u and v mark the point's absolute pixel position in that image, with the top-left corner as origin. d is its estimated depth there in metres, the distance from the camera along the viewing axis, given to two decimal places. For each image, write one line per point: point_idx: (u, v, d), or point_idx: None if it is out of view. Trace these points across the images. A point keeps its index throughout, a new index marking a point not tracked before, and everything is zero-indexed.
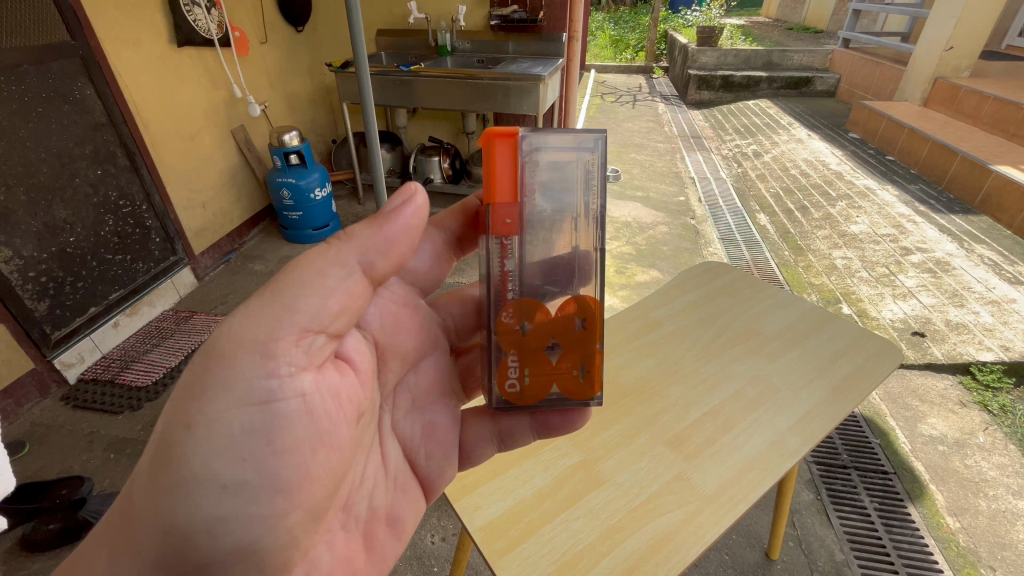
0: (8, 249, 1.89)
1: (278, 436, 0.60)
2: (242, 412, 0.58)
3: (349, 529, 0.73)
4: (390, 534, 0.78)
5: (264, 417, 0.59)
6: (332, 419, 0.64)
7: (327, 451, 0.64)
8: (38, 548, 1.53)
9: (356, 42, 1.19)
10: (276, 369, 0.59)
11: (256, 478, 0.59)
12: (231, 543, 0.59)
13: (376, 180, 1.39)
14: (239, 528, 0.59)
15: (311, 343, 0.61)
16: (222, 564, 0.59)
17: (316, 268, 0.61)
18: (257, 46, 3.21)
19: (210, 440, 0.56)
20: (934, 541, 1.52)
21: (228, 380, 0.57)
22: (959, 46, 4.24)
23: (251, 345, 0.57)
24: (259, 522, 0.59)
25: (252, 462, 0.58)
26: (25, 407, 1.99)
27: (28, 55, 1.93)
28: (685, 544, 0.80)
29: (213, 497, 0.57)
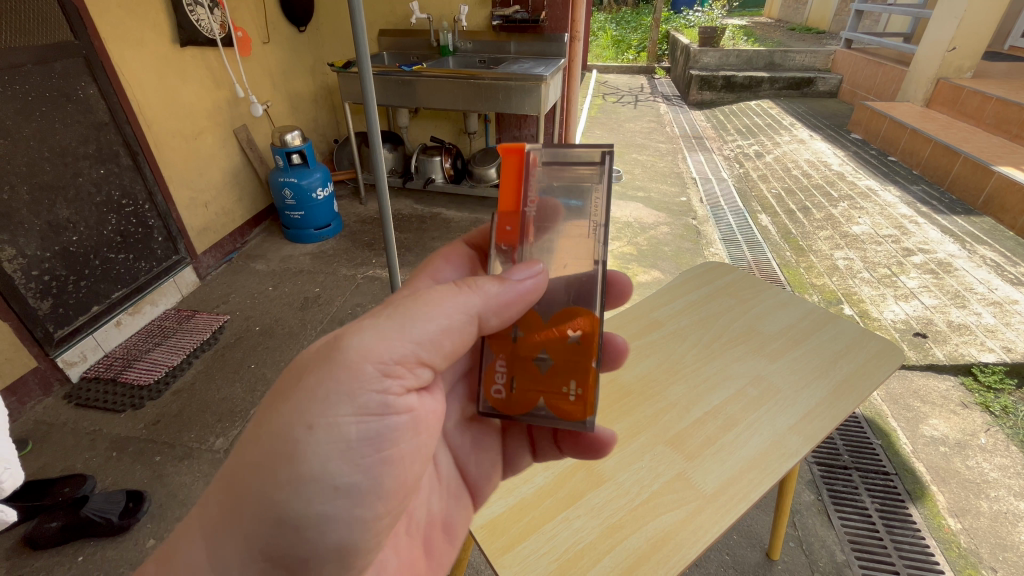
0: (11, 248, 1.90)
1: (386, 447, 0.61)
2: (360, 422, 0.58)
3: (411, 534, 0.75)
4: (446, 541, 0.80)
5: (378, 428, 0.59)
6: (429, 433, 0.66)
7: (418, 462, 0.66)
8: (39, 546, 1.54)
9: (358, 41, 1.19)
10: (396, 385, 0.59)
11: (361, 483, 0.60)
12: (332, 542, 0.60)
13: (377, 180, 1.39)
14: (340, 529, 0.60)
15: (417, 372, 0.61)
16: (321, 561, 0.60)
17: (435, 303, 0.60)
18: (259, 46, 3.22)
19: (331, 444, 0.56)
20: (936, 542, 1.51)
21: (354, 390, 0.57)
22: (962, 46, 4.23)
23: (379, 359, 0.57)
24: (356, 525, 0.61)
25: (361, 467, 0.59)
26: (29, 405, 2.00)
27: (32, 55, 1.94)
28: (684, 544, 0.80)
29: (324, 499, 0.57)
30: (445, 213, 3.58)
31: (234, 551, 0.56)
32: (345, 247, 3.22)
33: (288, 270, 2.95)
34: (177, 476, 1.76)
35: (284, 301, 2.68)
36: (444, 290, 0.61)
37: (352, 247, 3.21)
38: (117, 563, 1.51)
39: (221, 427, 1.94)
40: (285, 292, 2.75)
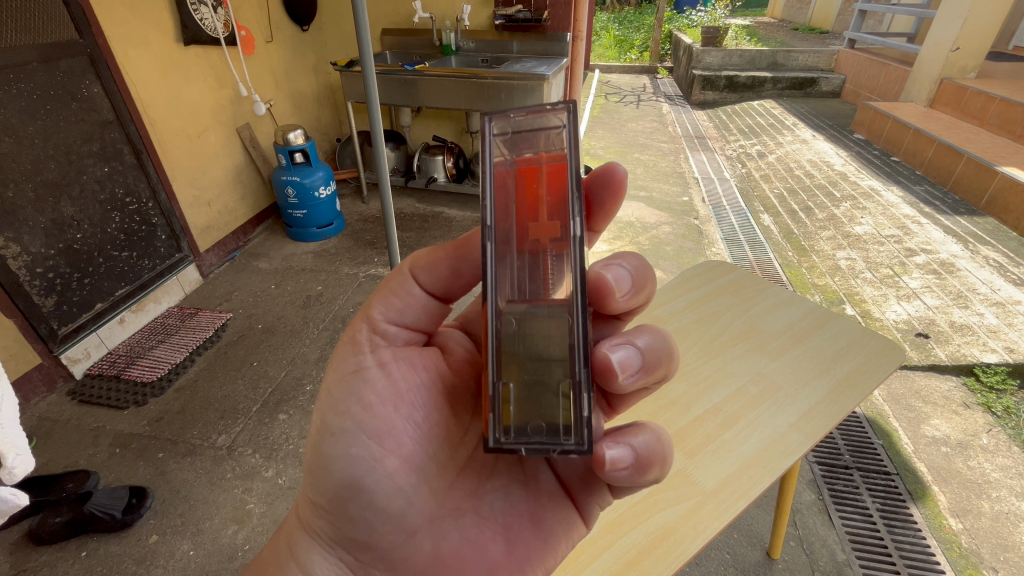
0: (16, 245, 1.91)
1: (365, 393, 0.64)
2: (341, 381, 0.65)
3: (484, 518, 0.63)
4: (537, 540, 0.64)
5: (357, 383, 0.65)
6: (414, 380, 0.65)
7: (408, 405, 0.64)
8: (43, 541, 1.55)
9: (361, 40, 1.19)
10: (363, 343, 0.66)
11: (353, 425, 0.63)
12: (366, 505, 0.62)
13: (379, 178, 1.38)
14: (350, 469, 0.63)
15: (387, 333, 0.67)
16: (369, 525, 0.62)
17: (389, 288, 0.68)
18: (262, 45, 3.23)
19: (324, 403, 0.65)
20: (936, 542, 1.51)
21: (334, 359, 0.67)
22: (966, 46, 4.22)
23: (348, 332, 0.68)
24: (362, 464, 0.63)
25: (350, 413, 0.64)
26: (33, 401, 2.02)
27: (36, 53, 1.95)
28: (685, 539, 0.81)
29: (330, 445, 0.63)
30: (447, 212, 3.58)
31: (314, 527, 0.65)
32: (347, 246, 3.22)
33: (291, 269, 2.96)
34: (180, 473, 1.77)
35: (287, 299, 2.68)
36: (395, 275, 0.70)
37: (354, 246, 3.22)
38: (121, 559, 1.52)
39: (224, 425, 1.94)
40: (287, 290, 2.75)
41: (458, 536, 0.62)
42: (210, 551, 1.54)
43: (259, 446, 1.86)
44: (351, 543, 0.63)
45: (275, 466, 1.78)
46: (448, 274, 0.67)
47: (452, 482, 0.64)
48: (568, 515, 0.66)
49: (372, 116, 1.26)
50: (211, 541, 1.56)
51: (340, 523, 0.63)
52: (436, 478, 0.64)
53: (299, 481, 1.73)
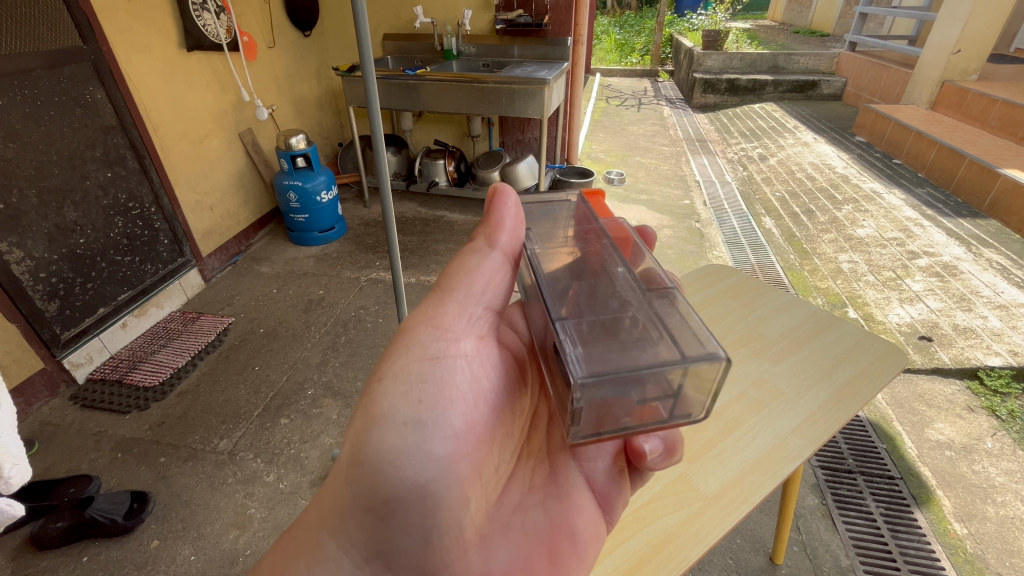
0: (20, 250, 1.91)
1: (447, 388, 0.62)
2: (420, 367, 0.63)
3: (529, 533, 0.66)
4: (577, 554, 0.68)
5: (436, 374, 0.63)
6: (492, 385, 0.67)
7: (486, 408, 0.65)
8: (44, 546, 1.55)
9: (363, 45, 1.18)
10: (445, 333, 0.65)
11: (429, 418, 0.60)
12: (427, 507, 0.58)
13: (382, 186, 1.37)
14: (418, 470, 0.58)
15: (470, 317, 0.68)
16: (422, 534, 0.58)
17: (468, 264, 0.69)
18: (264, 49, 3.25)
19: (395, 390, 0.61)
20: (942, 547, 1.50)
21: (409, 341, 0.64)
22: (967, 49, 4.22)
23: (426, 317, 0.66)
24: (432, 464, 0.59)
25: (427, 405, 0.61)
26: (35, 406, 2.02)
27: (40, 60, 1.96)
28: (686, 545, 0.80)
29: (396, 436, 0.59)
30: (448, 216, 3.59)
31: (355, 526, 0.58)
32: (349, 250, 3.23)
33: (293, 273, 2.97)
34: (181, 478, 1.76)
35: (288, 303, 2.69)
36: (473, 252, 0.70)
37: (356, 250, 3.23)
38: (121, 564, 1.52)
39: (225, 429, 1.94)
40: (289, 295, 2.76)
41: (506, 553, 0.63)
42: (210, 556, 1.53)
43: (261, 450, 1.86)
44: (392, 556, 0.58)
45: (275, 471, 1.78)
46: (516, 230, 0.72)
47: (502, 494, 0.66)
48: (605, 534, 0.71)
49: (372, 120, 1.25)
50: (212, 546, 1.56)
51: (384, 530, 0.58)
52: (492, 489, 0.65)
53: (300, 485, 1.73)
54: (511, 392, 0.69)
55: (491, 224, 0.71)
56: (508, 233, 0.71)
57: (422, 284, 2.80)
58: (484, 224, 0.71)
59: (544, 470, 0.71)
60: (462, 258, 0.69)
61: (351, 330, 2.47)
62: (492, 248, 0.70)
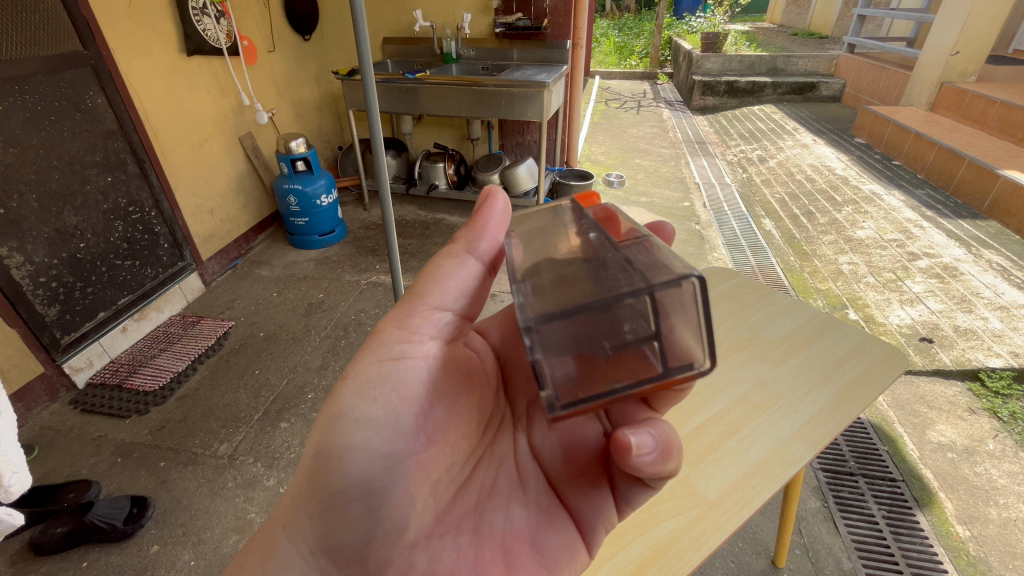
0: (20, 255, 1.92)
1: (403, 388, 0.61)
2: (379, 366, 0.61)
3: (484, 538, 0.63)
4: (536, 565, 0.63)
5: (395, 373, 0.61)
6: (453, 389, 0.64)
7: (442, 408, 0.63)
8: (42, 551, 1.54)
9: (363, 50, 1.19)
10: (411, 333, 0.63)
11: (381, 416, 0.60)
12: (367, 502, 0.59)
13: (382, 189, 1.37)
14: (365, 466, 0.59)
15: (435, 320, 0.64)
16: (365, 525, 0.59)
17: (443, 269, 0.65)
18: (264, 54, 3.26)
19: (352, 386, 0.60)
20: (944, 549, 1.50)
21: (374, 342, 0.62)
22: (966, 50, 4.23)
23: (394, 318, 0.63)
24: (381, 461, 0.59)
25: (380, 403, 0.60)
26: (35, 411, 2.02)
27: (41, 65, 1.97)
28: (687, 550, 0.80)
29: (348, 432, 0.59)
30: (448, 219, 3.60)
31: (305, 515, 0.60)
32: (349, 253, 3.23)
33: (292, 276, 2.97)
34: (181, 482, 1.76)
35: (288, 307, 2.69)
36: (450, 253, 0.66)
37: (356, 253, 3.23)
38: (121, 569, 1.51)
39: (225, 433, 1.94)
40: (289, 298, 2.76)
41: (453, 556, 0.61)
42: (210, 561, 1.53)
43: (261, 454, 1.85)
44: (342, 548, 0.60)
45: (275, 475, 1.78)
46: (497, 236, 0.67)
47: (455, 496, 0.64)
48: (573, 546, 0.66)
49: (372, 124, 1.26)
50: (212, 551, 1.56)
51: (336, 523, 0.59)
52: (445, 492, 0.63)
53: None
54: (471, 394, 0.66)
55: (473, 227, 0.66)
56: (491, 240, 0.66)
57: None
58: (465, 227, 0.67)
59: (506, 475, 0.67)
60: (436, 265, 0.65)
61: (351, 333, 2.47)
62: (470, 253, 0.66)
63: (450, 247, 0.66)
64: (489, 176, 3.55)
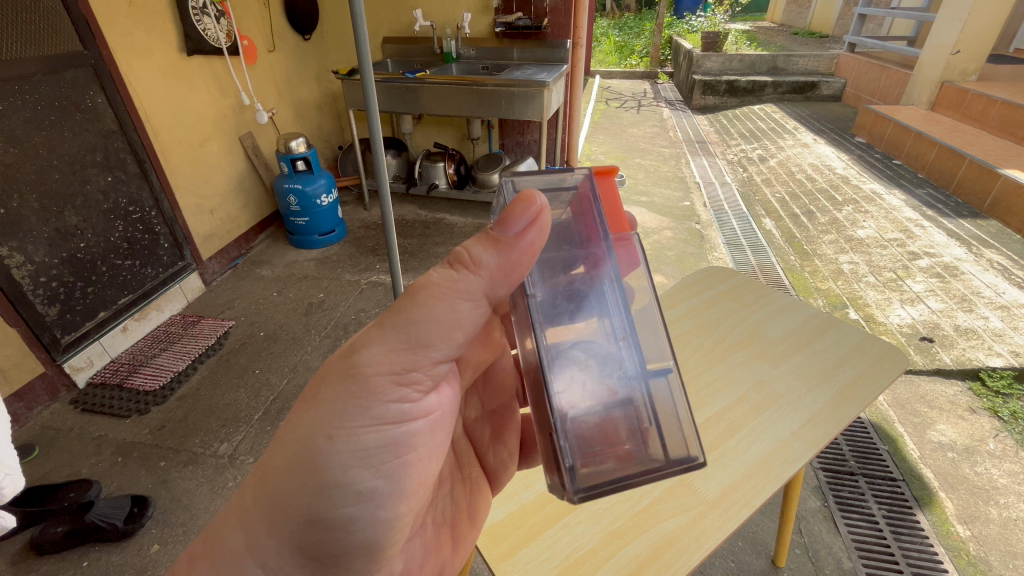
0: (20, 254, 1.92)
1: (404, 454, 0.65)
2: (376, 431, 0.62)
3: (438, 523, 0.80)
4: (471, 530, 0.84)
5: (393, 434, 0.63)
6: (441, 434, 0.70)
7: (432, 456, 0.70)
8: (43, 551, 1.54)
9: (362, 49, 1.18)
10: (409, 392, 0.63)
11: (383, 485, 0.65)
12: (360, 541, 0.66)
13: (381, 188, 1.37)
14: (362, 518, 0.65)
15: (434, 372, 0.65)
16: (351, 553, 0.66)
17: (444, 308, 0.61)
18: (264, 53, 3.26)
19: (347, 451, 0.61)
20: (945, 549, 1.49)
21: (367, 400, 0.61)
22: (967, 49, 4.22)
23: (389, 373, 0.61)
24: (377, 512, 0.65)
25: (380, 471, 0.64)
26: (35, 410, 2.02)
27: (41, 65, 1.97)
28: (686, 550, 0.80)
29: (350, 503, 0.63)
30: (448, 219, 3.60)
31: (280, 551, 0.62)
32: (349, 253, 3.23)
33: (293, 276, 2.97)
34: (182, 482, 1.76)
35: (288, 307, 2.69)
36: (457, 296, 0.62)
37: (356, 253, 3.23)
38: (121, 568, 1.52)
39: (226, 433, 1.94)
40: (289, 298, 2.76)
41: (417, 546, 0.76)
42: None
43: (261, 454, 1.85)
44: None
45: None
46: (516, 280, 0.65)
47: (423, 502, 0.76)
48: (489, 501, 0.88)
49: (372, 124, 1.25)
50: None
51: (322, 557, 0.65)
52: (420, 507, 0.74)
53: None
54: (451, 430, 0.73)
55: (502, 267, 0.62)
56: (513, 283, 0.64)
57: None
58: (495, 257, 0.61)
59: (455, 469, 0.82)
60: (446, 303, 0.61)
61: (351, 333, 2.47)
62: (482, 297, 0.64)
63: (468, 281, 0.62)
64: (489, 175, 3.55)
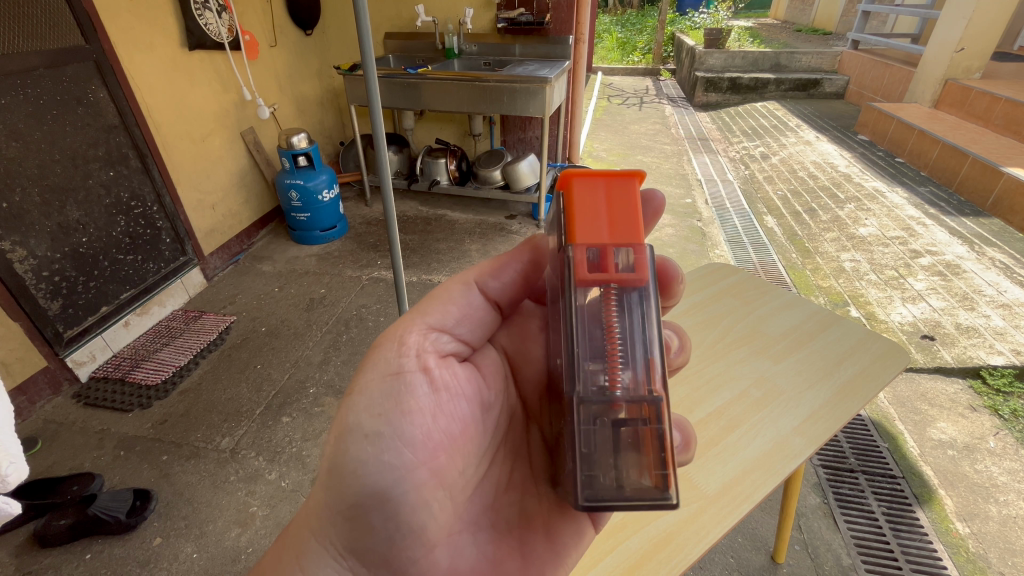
0: (23, 249, 1.92)
1: (406, 402, 0.63)
2: (381, 382, 0.64)
3: (501, 533, 0.67)
4: (551, 553, 0.67)
5: (398, 385, 0.64)
6: (457, 399, 0.67)
7: (447, 416, 0.65)
8: (48, 543, 1.55)
9: (363, 41, 1.17)
10: (408, 349, 0.66)
11: (389, 430, 0.62)
12: (383, 513, 0.62)
13: (383, 182, 1.36)
14: (376, 478, 0.62)
15: (437, 339, 0.68)
16: (381, 530, 0.62)
17: (450, 292, 0.70)
18: (266, 48, 3.25)
19: (357, 403, 0.64)
20: (943, 546, 1.50)
21: (374, 358, 0.66)
22: (971, 47, 4.20)
23: (392, 335, 0.67)
24: (392, 473, 0.62)
25: (385, 416, 0.63)
26: (38, 404, 2.03)
27: (43, 59, 1.97)
28: (687, 544, 0.80)
29: (359, 448, 0.62)
30: (449, 215, 3.60)
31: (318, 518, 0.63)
32: (350, 248, 3.23)
33: (294, 272, 2.97)
34: (183, 476, 1.77)
35: (290, 302, 2.69)
36: (454, 282, 0.71)
37: (358, 248, 3.23)
38: (124, 561, 1.52)
39: (228, 427, 1.95)
40: (290, 294, 2.76)
41: (474, 552, 0.65)
42: (213, 554, 1.54)
43: (263, 448, 1.86)
44: (363, 553, 0.63)
45: (277, 469, 1.79)
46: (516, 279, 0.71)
47: (472, 496, 0.67)
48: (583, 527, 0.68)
49: (373, 118, 1.24)
50: (214, 544, 1.57)
51: (353, 531, 0.63)
52: (460, 495, 0.66)
53: (302, 483, 1.73)
54: (478, 404, 0.68)
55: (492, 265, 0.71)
56: (503, 278, 0.71)
57: (423, 283, 2.80)
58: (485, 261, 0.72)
59: (523, 471, 0.68)
60: (444, 287, 0.70)
61: (353, 329, 2.48)
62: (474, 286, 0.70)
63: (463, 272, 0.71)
64: (490, 171, 3.50)
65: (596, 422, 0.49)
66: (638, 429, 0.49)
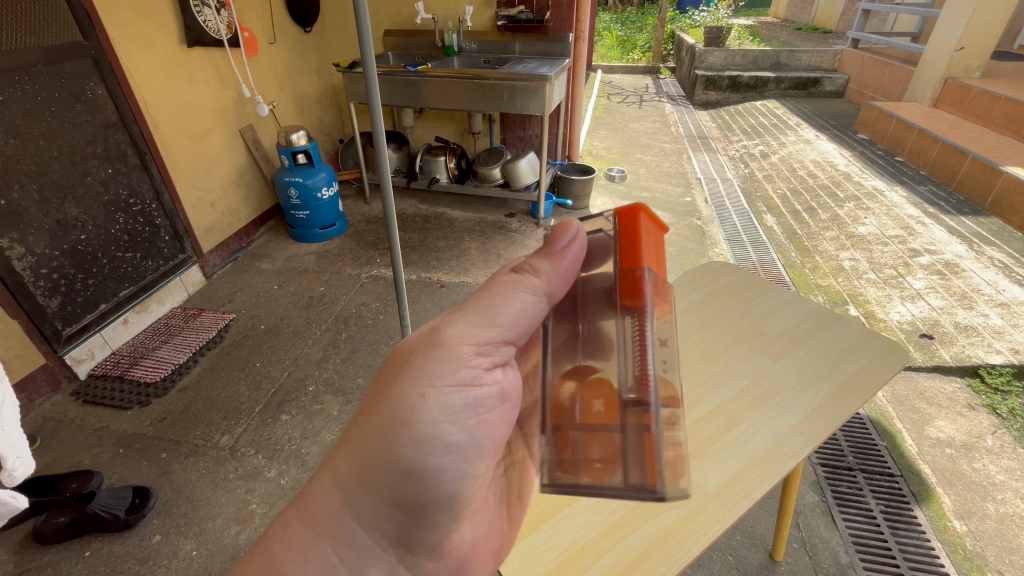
0: (21, 246, 1.92)
1: (482, 413, 0.65)
2: (460, 393, 0.62)
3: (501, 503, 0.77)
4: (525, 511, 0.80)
5: (477, 397, 0.63)
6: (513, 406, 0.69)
7: (505, 424, 0.69)
8: (46, 540, 1.55)
9: (364, 40, 1.17)
10: (483, 361, 0.63)
11: (464, 437, 0.64)
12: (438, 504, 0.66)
13: (382, 181, 1.35)
14: (442, 480, 0.64)
15: (503, 349, 0.65)
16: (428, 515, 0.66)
17: (503, 291, 0.62)
18: (265, 45, 3.24)
19: (437, 411, 0.61)
20: (941, 544, 1.50)
21: (452, 364, 0.61)
22: (970, 46, 4.19)
23: (469, 343, 0.62)
24: (457, 474, 0.66)
25: (464, 427, 0.64)
26: (37, 401, 2.03)
27: (40, 56, 1.96)
28: (686, 541, 0.79)
29: (436, 453, 0.63)
30: (449, 214, 3.61)
31: (368, 504, 0.62)
32: (350, 247, 3.23)
33: (294, 270, 2.97)
34: (183, 473, 1.77)
35: (289, 300, 2.69)
36: (511, 278, 0.63)
37: (357, 247, 3.23)
38: (123, 559, 1.52)
39: (227, 425, 1.95)
40: (290, 291, 2.76)
41: (483, 524, 0.74)
42: (212, 551, 1.54)
43: (262, 446, 1.86)
44: (408, 537, 0.66)
45: (277, 467, 1.79)
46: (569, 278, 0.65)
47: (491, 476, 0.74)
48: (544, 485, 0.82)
49: (373, 117, 1.24)
50: (214, 542, 1.57)
51: (405, 519, 0.65)
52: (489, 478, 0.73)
53: (301, 481, 1.73)
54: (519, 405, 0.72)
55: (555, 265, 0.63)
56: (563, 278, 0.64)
57: (423, 281, 2.80)
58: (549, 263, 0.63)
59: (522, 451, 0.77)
60: (506, 286, 0.63)
61: (352, 327, 2.47)
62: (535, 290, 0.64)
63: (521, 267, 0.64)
64: (489, 169, 3.49)
65: (639, 427, 0.63)
66: (643, 434, 0.62)
